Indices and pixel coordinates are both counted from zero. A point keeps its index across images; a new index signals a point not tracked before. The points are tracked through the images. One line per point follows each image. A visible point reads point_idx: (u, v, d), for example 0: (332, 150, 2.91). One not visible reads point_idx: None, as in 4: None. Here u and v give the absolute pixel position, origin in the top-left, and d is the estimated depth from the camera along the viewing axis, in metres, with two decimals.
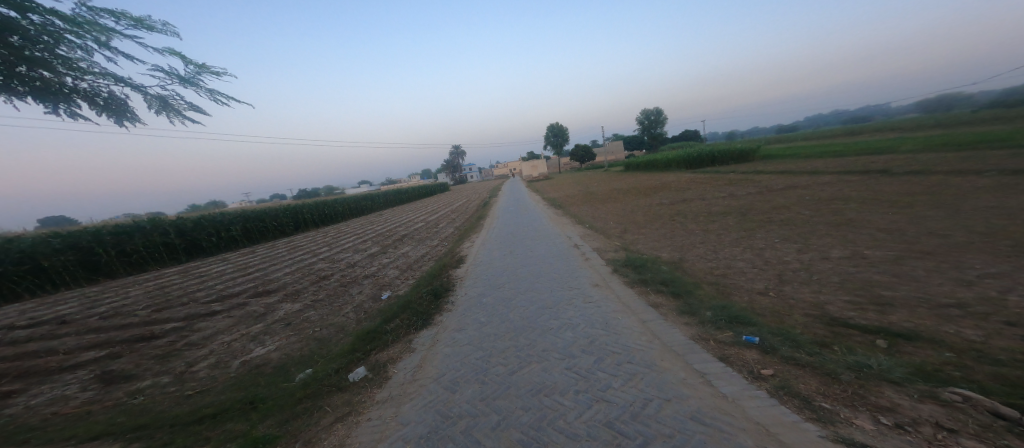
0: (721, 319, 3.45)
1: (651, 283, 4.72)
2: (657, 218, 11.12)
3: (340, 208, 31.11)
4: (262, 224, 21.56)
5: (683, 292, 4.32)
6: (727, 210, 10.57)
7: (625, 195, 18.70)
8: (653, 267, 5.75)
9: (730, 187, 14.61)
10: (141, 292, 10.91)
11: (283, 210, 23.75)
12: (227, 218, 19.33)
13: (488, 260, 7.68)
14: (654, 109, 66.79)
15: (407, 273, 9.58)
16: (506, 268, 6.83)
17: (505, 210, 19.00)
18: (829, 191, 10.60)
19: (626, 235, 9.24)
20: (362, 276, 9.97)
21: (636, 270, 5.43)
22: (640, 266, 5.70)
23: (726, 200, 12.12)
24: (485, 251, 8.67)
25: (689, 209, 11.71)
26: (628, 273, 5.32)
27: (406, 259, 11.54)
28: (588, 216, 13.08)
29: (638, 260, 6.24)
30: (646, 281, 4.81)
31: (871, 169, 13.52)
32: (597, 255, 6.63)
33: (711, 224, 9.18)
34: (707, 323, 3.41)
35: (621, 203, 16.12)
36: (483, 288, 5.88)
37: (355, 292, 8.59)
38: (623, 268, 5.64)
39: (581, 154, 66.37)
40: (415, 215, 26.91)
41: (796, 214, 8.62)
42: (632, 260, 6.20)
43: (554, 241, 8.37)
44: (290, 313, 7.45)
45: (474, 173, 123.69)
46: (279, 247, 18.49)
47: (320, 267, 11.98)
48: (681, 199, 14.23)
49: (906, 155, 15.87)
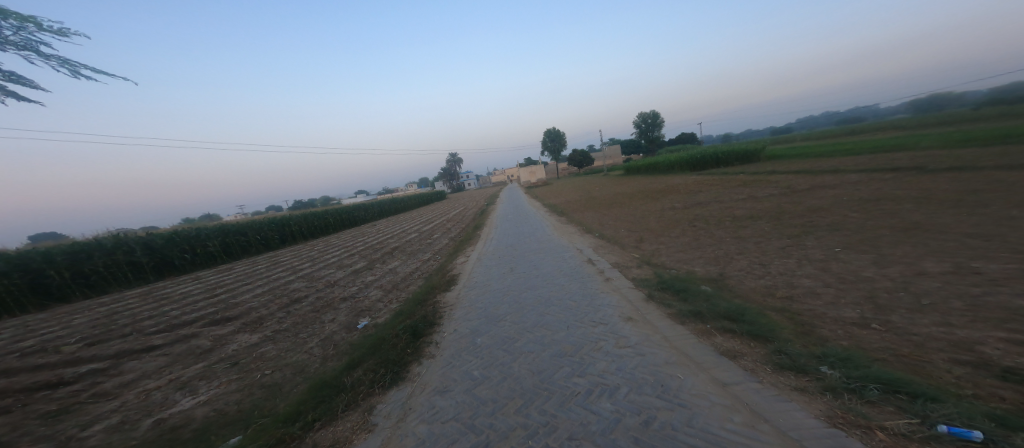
0: (863, 385, 2.14)
1: (710, 318, 3.43)
2: (675, 224, 9.88)
3: (332, 219, 29.73)
4: (244, 238, 20.14)
5: (765, 332, 3.03)
6: (754, 213, 9.34)
7: (631, 200, 17.51)
8: (698, 290, 4.45)
9: (748, 189, 13.45)
10: (85, 320, 9.38)
11: (268, 223, 22.35)
12: (204, 234, 17.89)
13: (484, 282, 6.38)
14: (651, 113, 66.73)
15: (391, 296, 8.21)
16: (507, 292, 5.56)
17: (504, 219, 17.70)
18: (867, 191, 9.43)
19: (644, 246, 7.95)
20: (340, 298, 8.60)
21: (678, 297, 4.14)
22: (681, 288, 4.42)
23: (748, 202, 10.90)
24: (482, 269, 7.36)
25: (709, 213, 10.48)
26: (670, 300, 4.02)
27: (392, 277, 10.14)
28: (596, 223, 11.84)
29: (674, 280, 4.94)
30: (702, 314, 3.52)
31: (900, 167, 12.39)
32: (619, 274, 5.33)
33: (742, 229, 7.94)
34: (844, 393, 2.09)
35: (628, 208, 14.91)
36: (478, 322, 4.57)
37: (327, 319, 7.24)
38: (660, 292, 4.35)
39: (580, 159, 65.86)
40: (409, 225, 25.55)
41: (842, 217, 7.41)
42: (667, 280, 4.91)
43: (562, 255, 7.10)
44: (241, 348, 6.05)
45: (472, 181, 123.15)
46: (260, 263, 17.03)
47: (296, 287, 10.55)
48: (695, 202, 13.01)
49: (930, 152, 14.81)
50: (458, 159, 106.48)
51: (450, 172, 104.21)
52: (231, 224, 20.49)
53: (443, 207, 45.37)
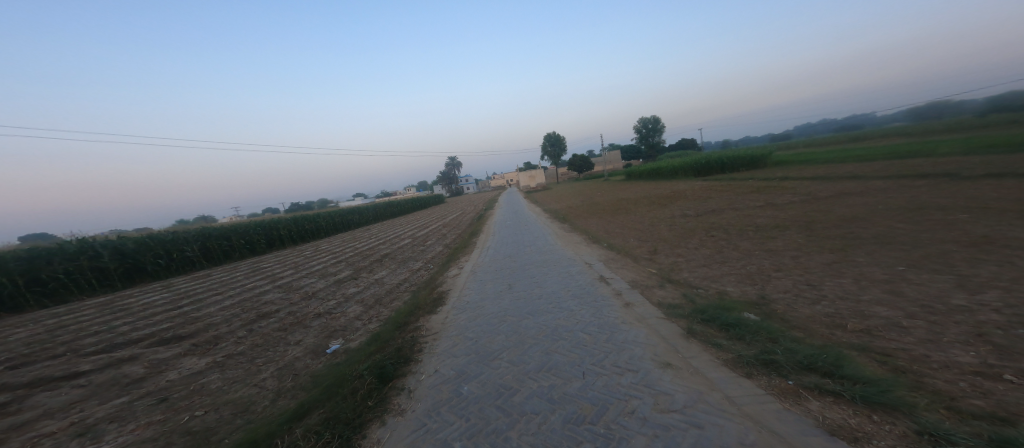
0: None
1: (788, 366, 2.42)
2: (690, 233, 8.99)
3: (325, 223, 28.71)
4: (227, 242, 19.10)
5: (883, 393, 2.03)
6: (778, 221, 8.47)
7: (637, 206, 16.67)
8: (747, 320, 3.47)
9: (763, 195, 12.62)
10: (24, 335, 8.25)
11: (254, 227, 21.35)
12: (181, 238, 16.88)
13: (478, 302, 5.41)
14: (651, 118, 66.62)
15: (371, 314, 7.18)
16: (504, 317, 4.59)
17: (503, 225, 16.77)
18: (902, 199, 8.60)
19: (661, 260, 6.99)
20: (314, 314, 7.60)
21: (728, 332, 3.14)
22: (728, 319, 3.45)
23: (769, 210, 10.01)
24: (475, 285, 6.39)
25: (726, 222, 9.61)
26: (719, 339, 3.03)
27: (376, 289, 9.10)
28: (602, 232, 10.93)
29: (711, 305, 3.98)
30: (775, 361, 2.51)
31: (927, 173, 11.59)
32: (641, 298, 4.38)
33: (771, 241, 7.03)
34: None
35: (635, 214, 14.03)
36: (467, 363, 3.58)
37: (294, 340, 6.24)
38: (701, 325, 3.36)
39: (580, 164, 65.34)
40: (404, 230, 24.54)
41: (885, 228, 6.55)
42: (703, 306, 3.93)
43: (568, 270, 6.14)
44: (180, 379, 4.99)
45: (471, 185, 122.52)
46: (239, 270, 15.91)
47: (269, 298, 9.49)
48: (708, 209, 12.10)
49: (951, 159, 14.09)
50: (457, 162, 105.83)
51: (449, 175, 103.61)
52: (213, 227, 19.45)
53: (441, 212, 44.30)
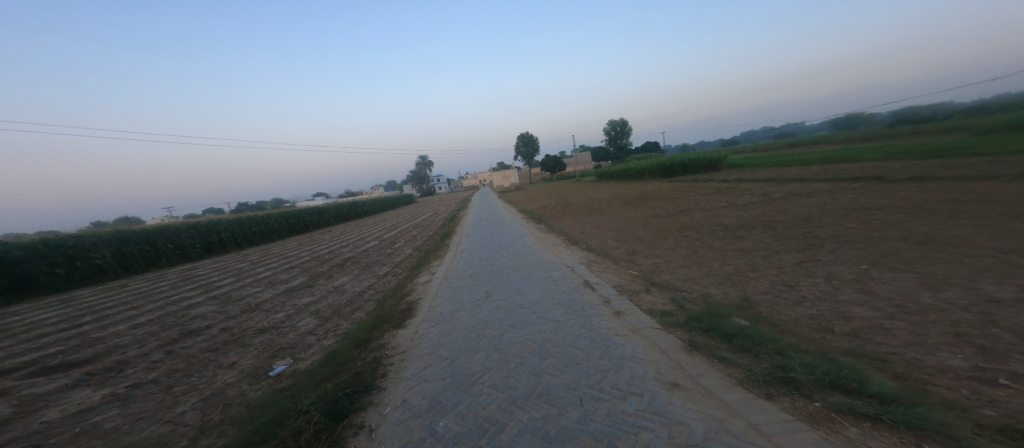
0: None
1: (810, 385, 2.20)
2: (663, 234, 9.07)
3: (277, 224, 26.33)
4: (153, 247, 16.77)
5: (918, 412, 1.82)
6: (744, 221, 8.76)
7: (608, 206, 16.87)
8: (745, 328, 3.29)
9: (725, 196, 13.18)
10: None
11: (189, 229, 18.98)
12: (91, 243, 14.54)
13: (452, 313, 4.88)
14: (616, 121, 69.07)
15: (327, 328, 6.35)
16: (484, 331, 4.13)
17: (474, 226, 16.21)
18: (850, 200, 9.23)
19: (640, 261, 6.88)
20: (259, 329, 6.61)
21: (732, 345, 2.93)
22: (725, 328, 3.26)
23: (734, 210, 10.40)
24: (449, 293, 5.84)
25: (696, 221, 9.84)
26: (726, 353, 2.80)
27: (335, 298, 8.20)
28: (576, 232, 10.81)
29: (705, 312, 3.80)
30: (795, 379, 2.29)
31: (864, 176, 12.70)
32: (632, 307, 4.13)
33: (742, 240, 7.18)
34: None
35: (607, 214, 14.13)
36: (442, 390, 3.05)
37: (230, 363, 5.30)
38: (703, 338, 3.12)
39: (549, 164, 66.11)
40: (367, 231, 23.09)
41: (842, 227, 6.90)
42: (698, 313, 3.74)
43: (550, 275, 5.81)
44: (58, 420, 4.02)
45: (438, 184, 119.63)
46: (169, 277, 13.97)
47: (202, 311, 8.24)
48: (677, 209, 12.41)
49: (881, 163, 15.61)
50: (423, 161, 102.87)
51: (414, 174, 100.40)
52: (135, 230, 16.99)
53: (408, 212, 42.58)
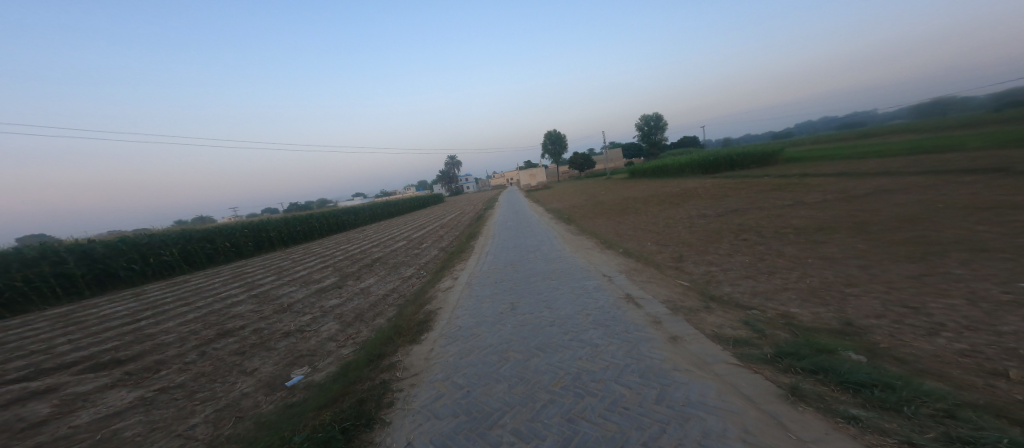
0: None
1: None
2: (715, 236, 7.93)
3: (319, 223, 27.62)
4: (210, 245, 18.06)
5: None
6: (819, 222, 7.40)
7: (647, 205, 15.59)
8: (867, 368, 2.36)
9: (788, 193, 11.55)
10: None
11: (241, 229, 20.31)
12: (158, 242, 15.87)
13: (471, 328, 4.32)
14: (654, 115, 65.73)
15: (348, 335, 6.09)
16: (507, 354, 3.50)
17: (504, 227, 15.71)
18: (960, 197, 7.52)
19: (691, 270, 5.89)
20: (284, 332, 6.53)
21: (860, 395, 2.02)
22: (838, 366, 2.34)
23: (803, 209, 8.92)
24: (471, 302, 5.30)
25: (755, 222, 8.54)
26: (855, 410, 1.90)
27: (360, 301, 8.01)
28: (613, 234, 9.89)
29: (799, 342, 2.86)
30: None
31: (969, 169, 10.53)
32: (692, 331, 3.28)
33: (821, 246, 5.95)
34: None
35: (647, 214, 12.96)
36: (450, 434, 2.44)
37: (251, 369, 5.16)
38: (810, 382, 2.22)
39: (582, 162, 64.34)
40: (400, 231, 23.50)
41: (961, 231, 5.48)
42: (791, 344, 2.82)
43: (583, 285, 5.06)
44: (85, 425, 3.96)
45: (471, 184, 121.27)
46: (221, 274, 14.88)
47: (239, 310, 8.44)
48: (728, 208, 11.03)
49: (988, 153, 13.00)
50: (456, 161, 104.93)
51: (448, 175, 102.78)
52: (195, 229, 18.40)
53: (439, 212, 43.23)
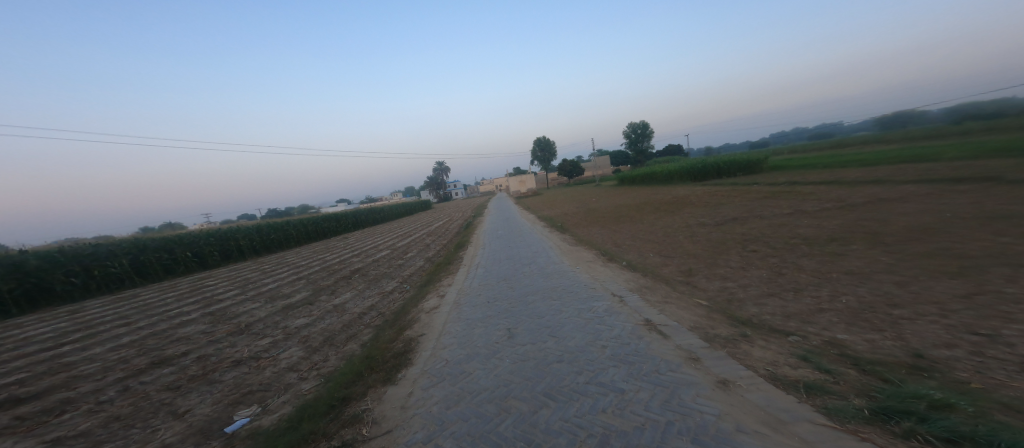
0: None
1: None
2: (722, 247, 7.43)
3: (297, 230, 26.12)
4: (170, 255, 16.53)
5: None
6: (829, 232, 7.00)
7: (641, 212, 15.19)
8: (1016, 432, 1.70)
9: (786, 201, 11.29)
10: None
11: (207, 237, 18.79)
12: (109, 251, 14.34)
13: (461, 364, 3.53)
14: (640, 123, 66.84)
15: (312, 363, 5.17)
16: (507, 404, 2.74)
17: (494, 235, 14.96)
18: (969, 206, 7.27)
19: (706, 286, 5.32)
20: (236, 360, 5.53)
21: None
22: (979, 430, 1.67)
23: (807, 218, 8.57)
24: (460, 328, 4.51)
25: (761, 231, 8.12)
26: None
27: (332, 321, 7.05)
28: (611, 244, 9.32)
29: (895, 390, 2.20)
30: None
31: (963, 177, 10.48)
32: (744, 373, 2.61)
33: (842, 258, 5.47)
34: None
35: (643, 222, 12.49)
36: None
37: (183, 411, 4.17)
38: None
39: (569, 169, 64.53)
40: (384, 238, 22.37)
41: (991, 243, 5.09)
42: (888, 394, 2.15)
43: (591, 307, 4.38)
44: None
45: (458, 190, 120.18)
46: (180, 287, 13.48)
47: (188, 331, 7.34)
48: (727, 216, 10.67)
49: (973, 162, 13.17)
50: (442, 166, 104.08)
51: (434, 180, 101.63)
52: (154, 237, 16.84)
53: (425, 219, 41.90)
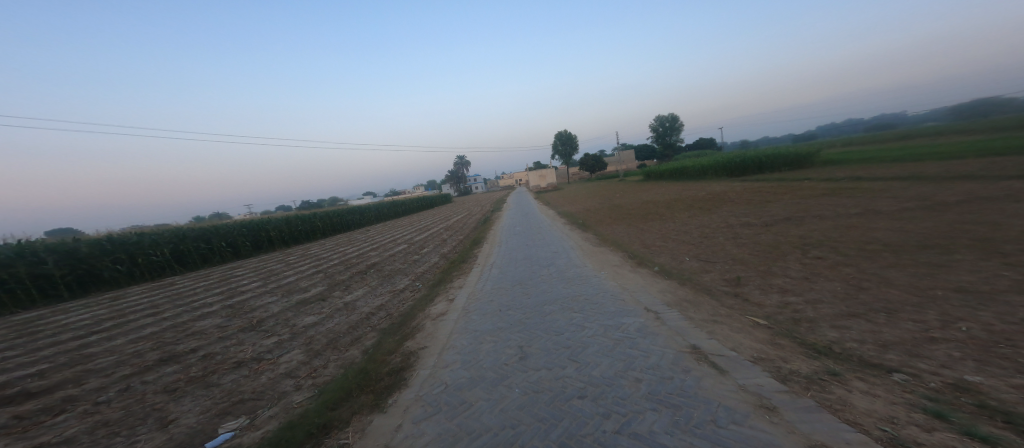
0: None
1: None
2: (776, 251, 6.38)
3: (324, 222, 26.76)
4: (206, 245, 17.23)
5: None
6: (914, 239, 5.81)
7: (673, 210, 14.02)
8: None
9: (847, 200, 9.87)
10: None
11: (240, 228, 19.49)
12: (150, 241, 15.07)
13: (462, 393, 2.93)
14: (671, 116, 63.81)
15: (310, 369, 4.80)
16: None
17: (514, 232, 14.34)
18: None
19: (763, 300, 4.40)
20: (237, 361, 5.27)
21: None
22: None
23: (881, 221, 7.26)
24: (466, 343, 3.93)
25: (822, 234, 6.98)
26: None
27: (340, 320, 6.73)
28: (641, 245, 8.42)
29: None
30: None
31: None
32: (850, 438, 1.74)
33: (943, 274, 4.38)
34: None
35: (676, 221, 11.41)
36: None
37: (170, 419, 3.86)
38: None
39: (594, 164, 62.78)
40: (405, 232, 22.42)
41: None
42: None
43: (620, 325, 3.64)
44: None
45: (481, 185, 120.73)
46: (210, 277, 13.92)
47: (203, 325, 7.28)
48: (777, 216, 9.40)
49: None
50: (465, 161, 104.81)
51: (458, 175, 102.71)
52: (191, 228, 17.61)
53: (447, 212, 41.95)
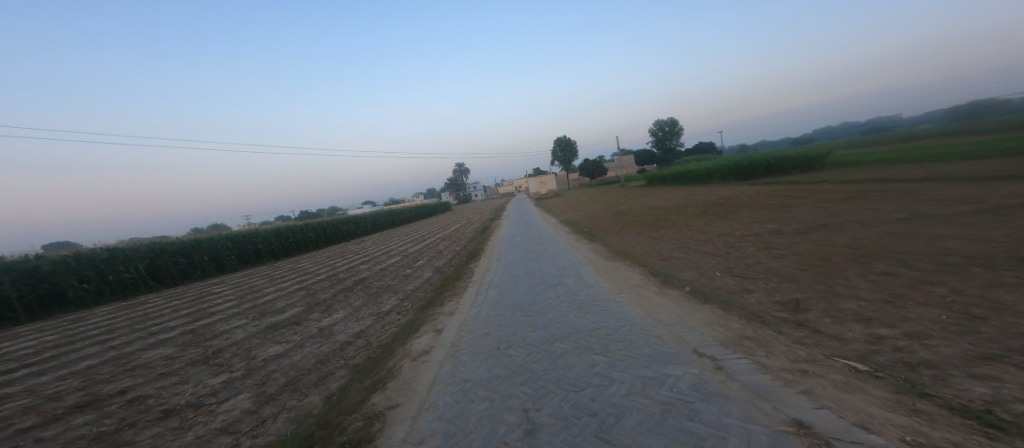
0: None
1: None
2: (827, 264, 5.35)
3: (316, 233, 25.71)
4: (186, 260, 16.18)
5: None
6: (997, 249, 4.81)
7: (685, 216, 13.04)
8: None
9: (883, 203, 8.89)
10: None
11: (224, 241, 18.42)
12: (122, 257, 14.02)
13: None
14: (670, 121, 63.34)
15: (254, 422, 3.73)
16: None
17: (514, 242, 13.29)
18: None
19: (843, 333, 3.35)
20: (166, 410, 4.17)
21: None
22: None
23: (939, 227, 6.26)
24: (451, 402, 2.87)
25: (873, 243, 5.98)
26: None
27: (309, 352, 5.67)
28: (659, 257, 7.39)
29: None
30: None
31: None
32: None
33: None
34: None
35: (691, 229, 10.40)
36: None
37: None
38: None
39: (594, 170, 62.03)
40: (400, 243, 21.35)
41: None
42: None
43: (665, 379, 2.61)
44: None
45: (480, 192, 119.84)
46: (186, 295, 12.83)
47: (149, 358, 6.19)
48: (806, 222, 8.42)
49: None
50: (464, 168, 104.04)
51: (456, 183, 101.86)
52: (171, 241, 16.57)
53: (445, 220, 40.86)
